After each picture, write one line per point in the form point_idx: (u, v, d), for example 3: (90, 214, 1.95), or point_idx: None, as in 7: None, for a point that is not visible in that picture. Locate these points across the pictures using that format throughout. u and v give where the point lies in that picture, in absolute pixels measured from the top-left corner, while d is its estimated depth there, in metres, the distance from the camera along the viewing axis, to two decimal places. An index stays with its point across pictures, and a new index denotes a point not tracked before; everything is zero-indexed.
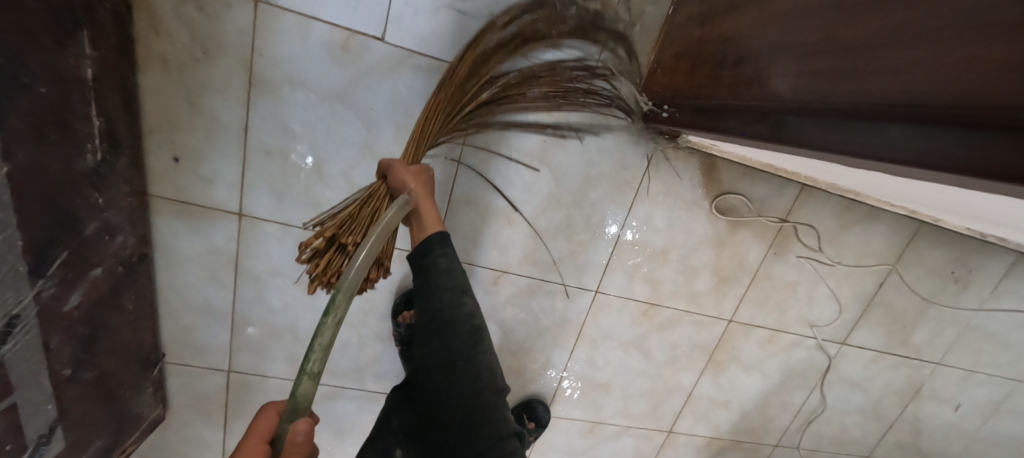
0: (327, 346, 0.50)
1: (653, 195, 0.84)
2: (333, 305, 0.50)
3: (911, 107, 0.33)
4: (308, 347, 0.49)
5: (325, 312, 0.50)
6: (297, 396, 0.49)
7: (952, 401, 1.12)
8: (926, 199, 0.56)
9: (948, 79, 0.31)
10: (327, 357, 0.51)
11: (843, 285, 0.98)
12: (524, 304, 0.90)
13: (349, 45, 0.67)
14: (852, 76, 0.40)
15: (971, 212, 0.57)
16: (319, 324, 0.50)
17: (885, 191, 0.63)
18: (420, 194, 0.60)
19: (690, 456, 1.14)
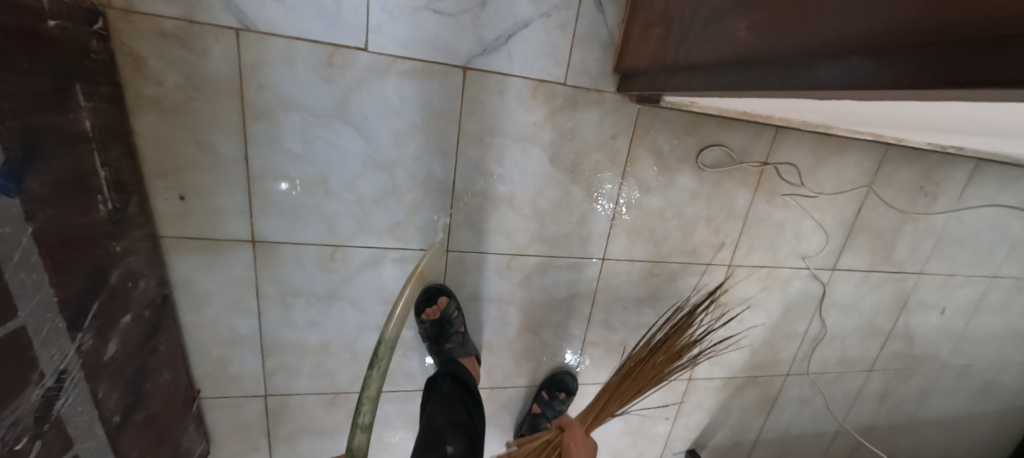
0: (374, 397, 0.64)
1: (643, 159, 0.88)
2: (378, 358, 0.66)
3: (856, 41, 0.36)
4: (358, 400, 0.63)
5: (372, 365, 0.66)
6: (354, 448, 0.61)
7: (936, 306, 1.30)
8: (959, 117, 0.52)
9: (886, 11, 0.34)
10: (374, 408, 0.64)
11: (825, 216, 1.05)
12: (537, 283, 0.93)
13: (334, 60, 0.69)
14: (796, 20, 0.43)
15: (950, 120, 0.56)
16: (367, 376, 0.65)
17: (900, 116, 0.60)
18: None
19: (712, 399, 1.21)
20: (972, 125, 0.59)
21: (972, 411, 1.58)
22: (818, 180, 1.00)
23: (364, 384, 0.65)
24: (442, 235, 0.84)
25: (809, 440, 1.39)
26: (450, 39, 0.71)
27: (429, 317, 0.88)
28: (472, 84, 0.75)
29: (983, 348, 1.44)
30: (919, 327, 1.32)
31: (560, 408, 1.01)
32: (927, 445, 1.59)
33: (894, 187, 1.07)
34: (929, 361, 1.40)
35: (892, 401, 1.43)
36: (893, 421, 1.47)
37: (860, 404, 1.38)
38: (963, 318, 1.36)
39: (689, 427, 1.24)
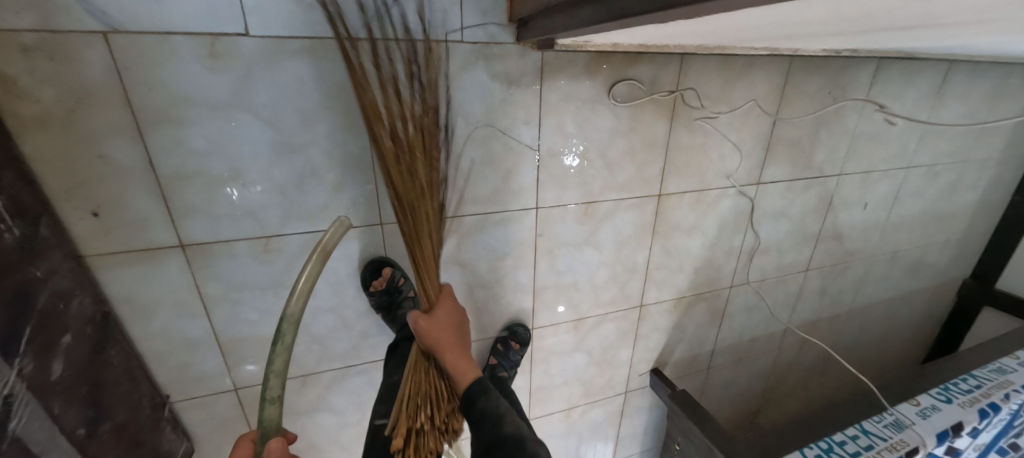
0: (281, 372, 0.62)
1: (557, 105, 0.90)
2: (282, 334, 0.60)
3: None
4: (265, 376, 0.61)
5: (274, 341, 0.60)
6: (264, 421, 0.64)
7: (860, 202, 1.40)
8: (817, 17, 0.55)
9: None
10: (282, 382, 0.63)
11: (742, 134, 1.10)
12: (478, 240, 0.97)
13: (217, 49, 0.67)
14: None
15: (811, 23, 0.60)
16: (272, 352, 0.60)
17: (772, 25, 0.63)
18: (449, 352, 0.75)
19: (665, 320, 1.31)
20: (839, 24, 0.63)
21: (905, 290, 1.74)
22: (731, 100, 1.05)
23: (268, 359, 0.62)
24: (373, 209, 0.86)
25: (761, 342, 1.53)
26: None
27: (377, 287, 0.89)
28: None
29: (907, 233, 1.57)
30: (846, 224, 1.42)
31: (517, 355, 1.10)
32: (869, 328, 1.76)
33: (804, 96, 1.13)
34: (860, 253, 1.52)
35: (831, 294, 1.56)
36: (835, 311, 1.62)
37: (801, 302, 1.51)
38: (886, 209, 1.47)
39: (649, 349, 1.33)
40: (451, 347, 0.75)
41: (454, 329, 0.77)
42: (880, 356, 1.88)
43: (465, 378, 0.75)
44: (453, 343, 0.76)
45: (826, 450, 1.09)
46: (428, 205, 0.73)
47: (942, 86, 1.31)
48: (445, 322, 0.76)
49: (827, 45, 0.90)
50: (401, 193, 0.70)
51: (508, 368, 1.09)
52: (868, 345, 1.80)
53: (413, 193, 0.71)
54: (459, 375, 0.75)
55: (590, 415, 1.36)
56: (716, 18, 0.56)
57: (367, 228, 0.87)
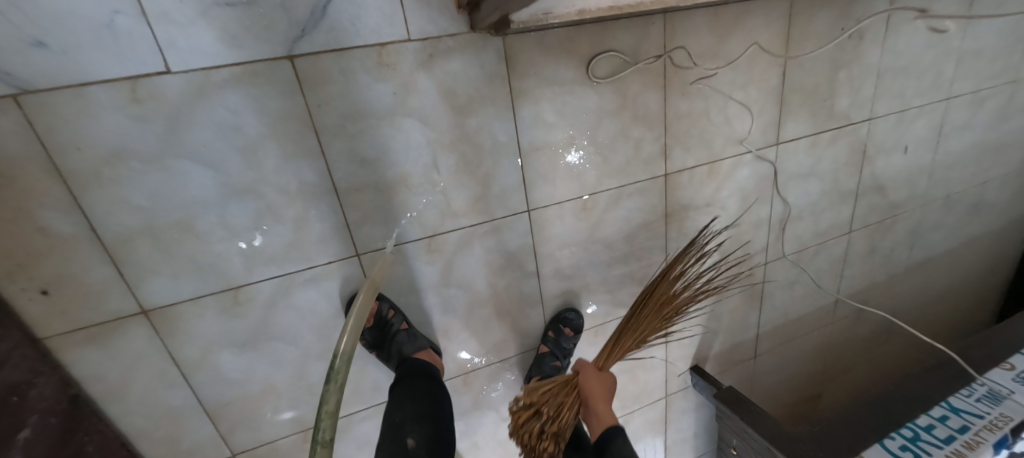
0: (332, 412, 0.63)
1: (530, 93, 0.80)
2: (335, 371, 0.64)
3: None
4: (317, 416, 0.62)
5: (329, 380, 0.64)
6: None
7: (898, 147, 1.24)
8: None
9: None
10: (333, 424, 0.63)
11: (748, 92, 0.98)
12: (469, 256, 0.88)
13: (139, 94, 0.61)
14: None
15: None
16: (325, 392, 0.63)
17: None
18: (599, 400, 0.75)
19: (696, 311, 1.17)
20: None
21: (968, 237, 1.54)
22: (730, 57, 0.93)
23: (320, 400, 0.64)
24: (346, 240, 0.78)
25: (810, 318, 1.37)
26: (259, 29, 0.63)
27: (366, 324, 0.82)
28: (307, 72, 0.67)
29: (960, 172, 1.39)
30: (886, 173, 1.26)
31: (569, 345, 0.98)
32: (932, 285, 1.57)
33: (815, 38, 1.00)
34: (908, 204, 1.35)
35: (882, 255, 1.39)
36: (890, 272, 1.44)
37: (849, 267, 1.35)
38: (931, 150, 1.30)
39: (684, 346, 1.20)
40: (601, 399, 0.75)
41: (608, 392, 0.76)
42: (949, 315, 1.68)
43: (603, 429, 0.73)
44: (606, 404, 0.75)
45: (912, 439, 0.92)
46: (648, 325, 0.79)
47: (973, 2, 1.14)
48: (611, 382, 0.77)
49: None
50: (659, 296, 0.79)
51: (561, 357, 0.98)
52: (934, 306, 1.60)
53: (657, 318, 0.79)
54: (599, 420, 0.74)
55: (630, 427, 1.24)
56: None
57: (343, 262, 0.79)
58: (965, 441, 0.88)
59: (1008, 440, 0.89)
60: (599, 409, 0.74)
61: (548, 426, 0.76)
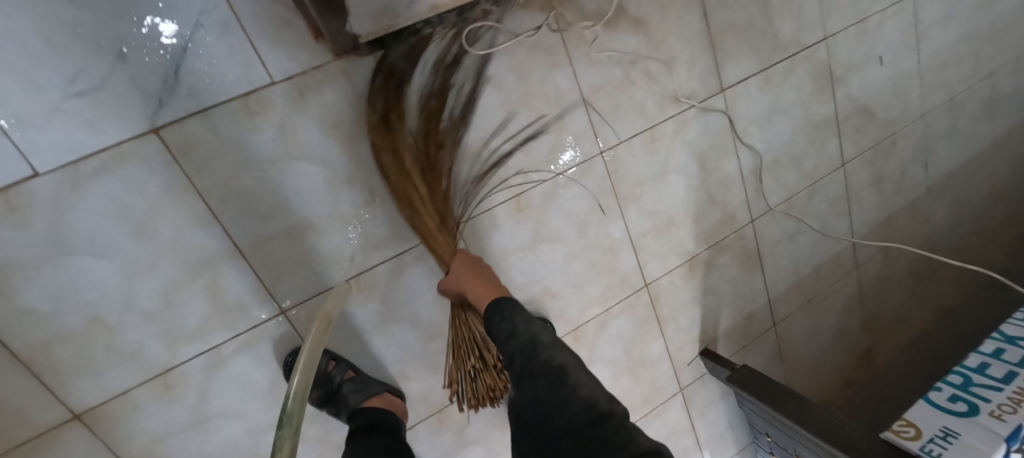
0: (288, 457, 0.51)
1: (421, 105, 0.76)
2: (285, 417, 0.55)
3: None
4: None
5: (280, 427, 0.54)
6: None
7: (871, 60, 1.11)
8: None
9: None
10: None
11: (670, 44, 0.90)
12: (405, 287, 0.82)
13: (12, 202, 0.60)
14: None
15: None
16: (277, 439, 0.53)
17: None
18: (464, 287, 0.75)
19: (687, 289, 1.06)
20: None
21: (991, 138, 1.36)
22: (634, 13, 0.86)
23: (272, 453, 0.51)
24: (266, 299, 0.75)
25: (828, 270, 1.22)
26: (116, 110, 0.62)
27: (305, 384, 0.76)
28: (176, 139, 0.66)
29: (956, 70, 1.23)
30: (866, 92, 1.13)
31: None
32: (967, 200, 1.37)
33: None
34: (905, 119, 1.20)
35: (893, 180, 1.23)
36: (908, 198, 1.28)
37: (856, 203, 1.20)
38: (913, 54, 1.16)
39: (685, 330, 1.08)
40: (470, 283, 0.74)
41: (473, 266, 0.76)
42: None
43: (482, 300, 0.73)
44: (479, 281, 0.74)
45: (963, 386, 0.76)
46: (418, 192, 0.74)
47: None
48: (467, 264, 0.76)
49: None
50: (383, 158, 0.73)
51: None
52: (980, 221, 1.40)
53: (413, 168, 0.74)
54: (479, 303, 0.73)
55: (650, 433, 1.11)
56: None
57: (270, 322, 0.76)
58: None
59: None
60: (472, 296, 0.74)
61: (479, 363, 0.78)
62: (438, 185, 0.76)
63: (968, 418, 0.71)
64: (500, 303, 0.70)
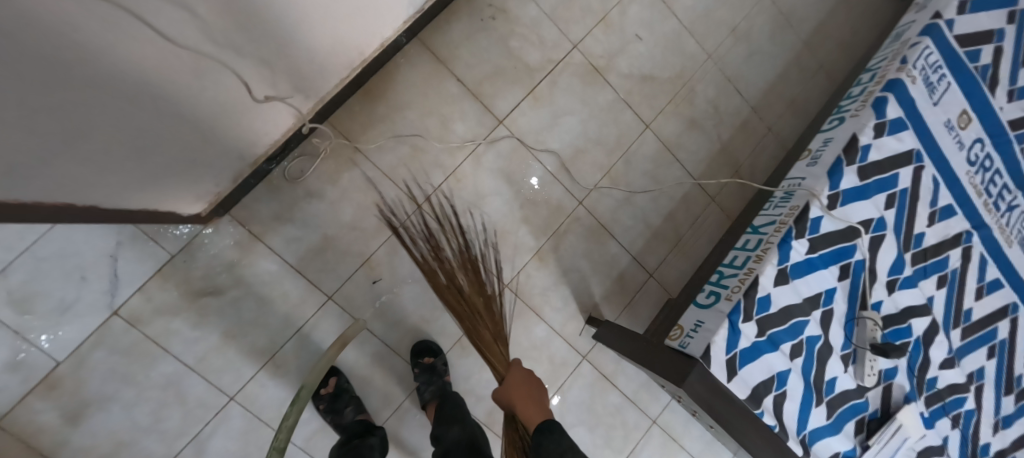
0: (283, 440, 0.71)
1: (272, 229, 1.11)
2: (298, 397, 0.76)
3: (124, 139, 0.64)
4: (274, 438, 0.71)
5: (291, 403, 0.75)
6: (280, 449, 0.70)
7: (629, 41, 1.34)
8: (222, 90, 0.74)
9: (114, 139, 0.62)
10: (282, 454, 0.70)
11: (439, 112, 1.20)
12: (311, 352, 1.14)
13: (48, 384, 0.99)
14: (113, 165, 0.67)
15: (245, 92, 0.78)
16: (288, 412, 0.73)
17: (257, 105, 0.83)
18: (521, 404, 0.93)
19: (547, 275, 1.28)
20: (282, 56, 0.79)
21: (799, 41, 1.49)
22: (400, 104, 1.17)
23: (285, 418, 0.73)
24: (218, 394, 1.08)
25: (681, 213, 1.38)
26: (88, 309, 1.01)
27: (327, 391, 1.08)
28: (127, 313, 1.03)
29: (722, 9, 1.41)
30: (638, 65, 1.35)
31: (438, 366, 1.13)
32: (802, 101, 1.49)
33: (463, 43, 1.22)
34: (691, 67, 1.39)
35: (706, 118, 1.41)
36: (734, 126, 1.43)
37: (677, 150, 1.39)
38: (668, 17, 1.36)
39: (562, 308, 1.30)
40: (522, 401, 0.93)
41: (525, 385, 0.96)
42: None
43: (531, 418, 0.92)
44: (531, 402, 0.94)
45: (717, 282, 0.92)
46: (477, 311, 0.97)
47: None
48: (520, 387, 0.95)
49: (378, 34, 1.03)
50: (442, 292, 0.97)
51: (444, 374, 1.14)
52: None
53: (461, 294, 0.97)
54: (529, 422, 0.92)
55: (573, 401, 1.30)
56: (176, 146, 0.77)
57: (226, 407, 1.09)
58: (756, 256, 0.88)
59: (794, 234, 0.87)
60: (527, 412, 0.92)
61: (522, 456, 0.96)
62: (479, 298, 0.98)
63: (710, 308, 0.87)
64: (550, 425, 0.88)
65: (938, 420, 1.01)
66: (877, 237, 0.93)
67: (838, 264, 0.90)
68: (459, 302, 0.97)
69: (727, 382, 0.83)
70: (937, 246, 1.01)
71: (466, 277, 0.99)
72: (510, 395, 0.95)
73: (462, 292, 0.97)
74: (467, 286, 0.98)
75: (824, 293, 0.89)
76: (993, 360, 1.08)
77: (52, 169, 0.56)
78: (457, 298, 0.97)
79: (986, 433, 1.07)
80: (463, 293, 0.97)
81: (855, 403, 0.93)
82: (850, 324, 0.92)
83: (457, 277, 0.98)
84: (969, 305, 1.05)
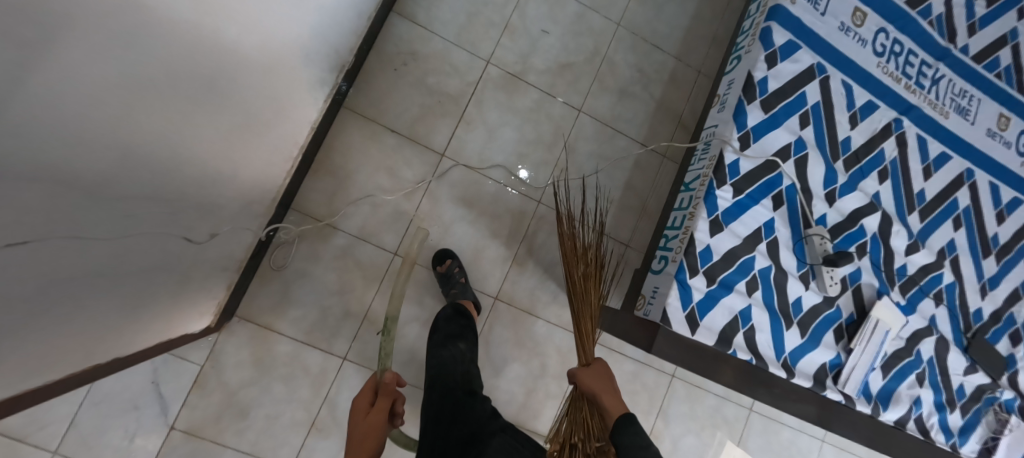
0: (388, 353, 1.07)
1: (276, 316, 1.24)
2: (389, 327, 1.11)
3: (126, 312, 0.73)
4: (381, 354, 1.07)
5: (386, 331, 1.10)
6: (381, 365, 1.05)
7: (537, 39, 1.39)
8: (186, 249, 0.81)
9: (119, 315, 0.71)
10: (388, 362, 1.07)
11: (385, 165, 1.29)
12: (344, 409, 1.26)
13: None
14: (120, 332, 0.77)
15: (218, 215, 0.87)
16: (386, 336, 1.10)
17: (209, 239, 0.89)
18: (605, 392, 0.95)
19: (529, 276, 1.37)
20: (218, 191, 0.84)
21: None
22: (348, 170, 1.27)
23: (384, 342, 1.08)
24: None
25: (638, 179, 1.44)
26: (150, 431, 1.17)
27: (442, 269, 1.26)
28: (182, 424, 1.18)
29: None
30: (553, 57, 1.40)
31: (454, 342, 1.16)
32: (722, 35, 1.51)
33: (385, 96, 1.30)
34: (605, 41, 1.43)
35: (634, 84, 1.45)
36: (663, 81, 1.47)
37: (615, 123, 1.44)
38: (566, 3, 1.41)
39: (552, 300, 1.39)
40: (607, 391, 0.95)
41: (608, 378, 0.98)
42: None
43: (614, 411, 0.92)
44: (611, 393, 0.95)
45: (665, 245, 0.98)
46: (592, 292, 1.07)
47: None
48: (607, 379, 0.97)
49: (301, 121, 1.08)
50: (571, 265, 1.10)
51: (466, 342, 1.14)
52: None
53: (586, 272, 1.09)
54: (608, 413, 0.92)
55: None
56: (165, 296, 0.85)
57: None
58: (690, 213, 0.94)
59: (716, 184, 0.92)
60: (608, 403, 0.93)
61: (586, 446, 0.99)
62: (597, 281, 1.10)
63: (662, 272, 0.94)
64: (629, 419, 0.89)
65: (919, 303, 1.05)
66: (800, 159, 0.98)
67: (769, 195, 0.95)
68: (583, 277, 1.08)
69: (693, 335, 0.89)
70: (867, 144, 1.04)
71: (594, 262, 1.11)
72: (593, 383, 0.97)
73: (586, 267, 1.09)
74: (595, 265, 1.11)
75: (763, 226, 0.95)
76: (962, 230, 1.10)
77: (81, 360, 0.66)
78: (583, 270, 1.09)
79: (974, 300, 1.10)
80: (589, 273, 1.09)
81: (828, 314, 0.99)
82: (799, 245, 0.97)
83: (585, 256, 1.11)
84: (920, 187, 1.08)
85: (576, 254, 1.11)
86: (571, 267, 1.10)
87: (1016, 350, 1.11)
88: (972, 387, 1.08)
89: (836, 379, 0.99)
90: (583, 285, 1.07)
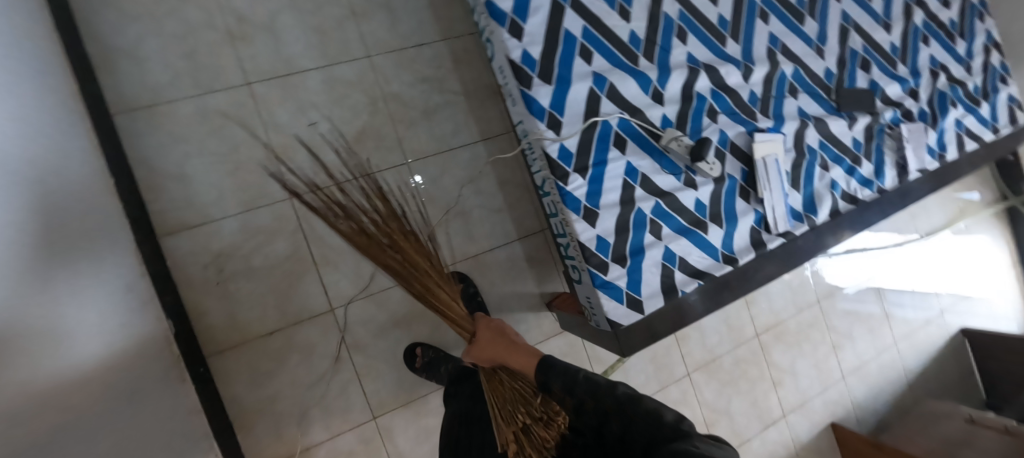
0: None
1: None
2: None
3: None
4: None
5: None
6: None
7: (313, 138, 1.23)
8: None
9: None
10: None
11: (295, 362, 1.18)
12: None
13: None
14: None
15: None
16: None
17: None
18: (507, 349, 0.83)
19: None
20: None
21: None
22: (269, 397, 1.16)
23: None
24: None
25: (501, 171, 1.39)
26: None
27: (420, 360, 1.23)
28: None
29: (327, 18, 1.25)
30: (342, 140, 1.25)
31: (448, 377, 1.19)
32: None
33: (234, 311, 1.15)
34: (372, 84, 1.28)
35: (429, 98, 1.33)
36: (450, 73, 1.36)
37: (444, 143, 1.34)
38: (308, 83, 1.23)
39: (524, 323, 1.40)
40: (509, 348, 0.83)
41: (500, 336, 0.85)
42: None
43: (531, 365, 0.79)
44: (511, 348, 0.83)
45: (565, 253, 0.95)
46: (406, 251, 0.84)
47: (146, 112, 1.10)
48: (507, 339, 0.85)
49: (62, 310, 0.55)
50: (359, 241, 0.81)
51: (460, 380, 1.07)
52: None
53: (383, 237, 0.82)
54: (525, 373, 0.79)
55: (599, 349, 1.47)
56: None
57: None
58: (562, 219, 0.89)
59: (563, 181, 0.87)
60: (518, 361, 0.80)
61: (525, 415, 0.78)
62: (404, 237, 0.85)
63: (582, 282, 0.92)
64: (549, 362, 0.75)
65: (782, 111, 1.08)
66: (610, 93, 0.93)
67: (610, 147, 0.92)
68: (384, 242, 0.82)
69: (645, 312, 0.91)
70: (651, 22, 0.98)
71: (387, 221, 0.84)
72: (486, 348, 0.85)
73: (376, 232, 0.82)
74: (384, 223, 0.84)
75: (627, 176, 0.92)
76: (772, 19, 1.10)
77: None
78: (373, 235, 0.81)
79: (819, 65, 1.14)
80: (383, 235, 0.82)
81: (725, 190, 1.01)
82: (664, 160, 0.96)
83: (368, 221, 0.83)
84: (716, 15, 1.05)
85: (361, 224, 0.82)
86: (361, 242, 0.81)
87: (870, 74, 1.19)
88: (861, 134, 1.16)
89: (769, 229, 1.04)
90: (386, 252, 0.82)
